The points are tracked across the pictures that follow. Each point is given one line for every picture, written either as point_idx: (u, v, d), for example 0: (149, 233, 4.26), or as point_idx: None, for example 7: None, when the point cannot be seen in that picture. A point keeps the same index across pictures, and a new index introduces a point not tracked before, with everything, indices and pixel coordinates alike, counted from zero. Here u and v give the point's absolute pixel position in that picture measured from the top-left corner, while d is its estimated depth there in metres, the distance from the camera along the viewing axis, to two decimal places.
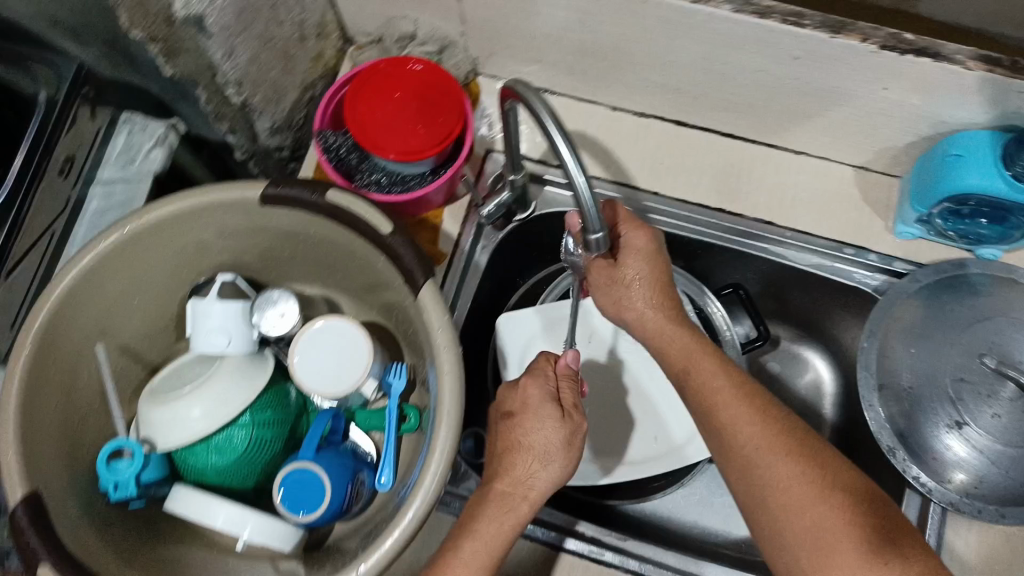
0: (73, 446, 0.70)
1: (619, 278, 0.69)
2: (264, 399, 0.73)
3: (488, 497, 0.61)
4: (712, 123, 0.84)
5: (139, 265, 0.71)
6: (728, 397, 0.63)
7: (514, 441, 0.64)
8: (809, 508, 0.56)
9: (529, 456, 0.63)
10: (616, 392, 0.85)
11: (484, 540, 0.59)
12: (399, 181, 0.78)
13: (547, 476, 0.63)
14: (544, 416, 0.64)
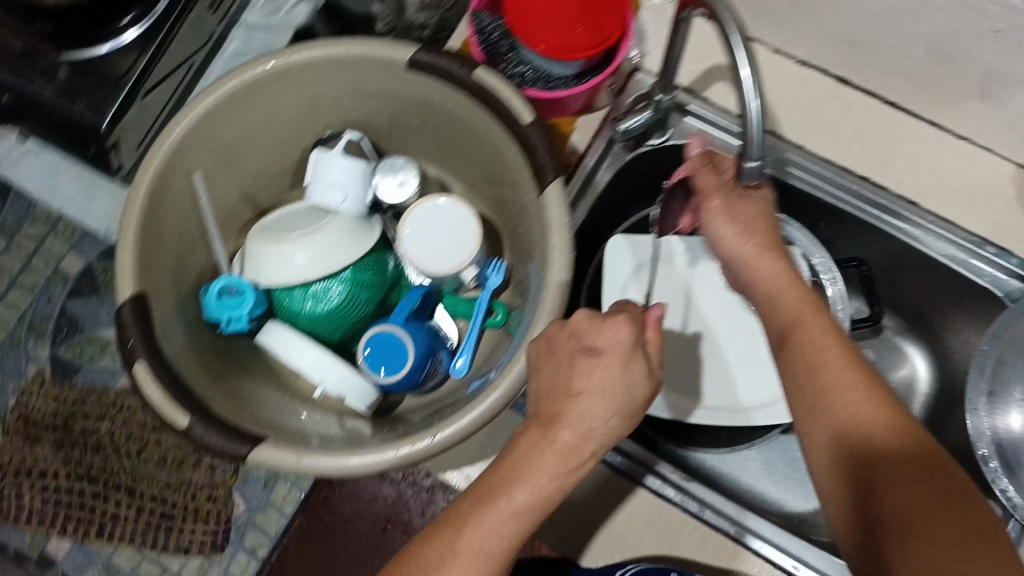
0: (181, 267, 0.72)
1: (728, 213, 0.63)
2: (366, 261, 0.74)
3: (547, 445, 0.55)
4: (875, 86, 0.79)
5: (272, 105, 0.70)
6: (833, 359, 0.54)
7: (580, 387, 0.57)
8: (902, 488, 0.48)
9: (595, 408, 0.56)
10: (708, 336, 0.82)
11: (534, 489, 0.53)
12: (543, 78, 0.75)
13: (612, 431, 0.56)
14: (627, 369, 0.57)
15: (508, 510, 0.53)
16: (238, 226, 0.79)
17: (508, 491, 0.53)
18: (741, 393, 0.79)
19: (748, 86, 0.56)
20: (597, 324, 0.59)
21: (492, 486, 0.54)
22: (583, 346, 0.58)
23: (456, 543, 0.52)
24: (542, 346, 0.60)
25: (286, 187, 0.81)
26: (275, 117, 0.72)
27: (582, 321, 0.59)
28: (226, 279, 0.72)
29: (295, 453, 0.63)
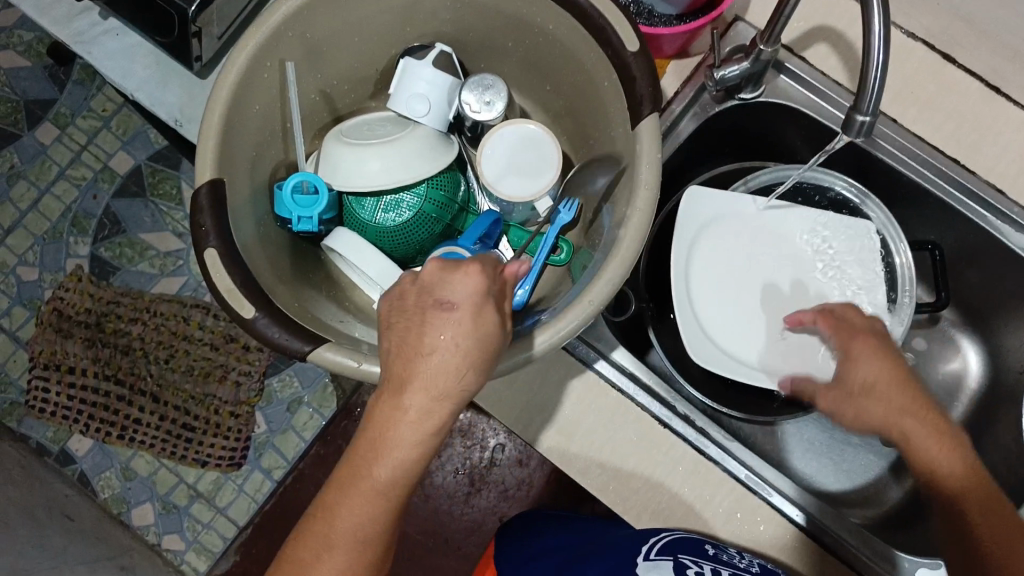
0: (258, 159, 0.71)
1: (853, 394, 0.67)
2: (439, 179, 0.73)
3: (399, 412, 0.49)
4: (982, 67, 0.76)
5: (370, 3, 0.69)
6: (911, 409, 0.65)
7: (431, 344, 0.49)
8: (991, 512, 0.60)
9: (446, 367, 0.49)
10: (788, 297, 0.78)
11: (399, 462, 0.49)
12: (645, 14, 0.74)
13: (470, 386, 0.50)
14: (481, 321, 0.50)
15: (371, 489, 0.50)
16: (314, 129, 0.78)
17: (369, 469, 0.50)
18: (823, 357, 0.75)
19: (876, 34, 0.54)
20: (438, 273, 0.51)
21: (352, 471, 0.51)
22: (429, 301, 0.50)
23: (330, 534, 0.51)
24: (395, 300, 0.52)
25: (365, 95, 0.80)
26: (371, 18, 0.71)
27: (436, 275, 0.51)
28: (302, 175, 0.69)
29: (356, 359, 0.60)
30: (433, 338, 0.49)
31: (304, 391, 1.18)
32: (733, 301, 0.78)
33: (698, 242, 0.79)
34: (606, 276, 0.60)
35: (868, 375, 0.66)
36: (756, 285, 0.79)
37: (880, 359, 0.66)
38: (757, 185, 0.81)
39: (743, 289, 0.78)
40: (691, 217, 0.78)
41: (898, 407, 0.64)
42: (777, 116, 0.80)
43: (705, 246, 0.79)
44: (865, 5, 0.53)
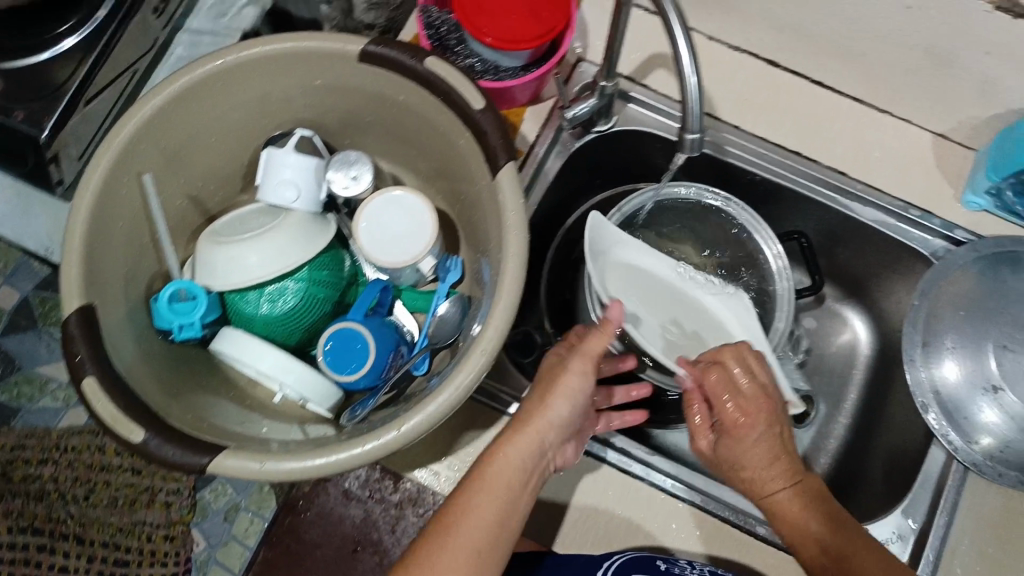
0: (132, 276, 0.70)
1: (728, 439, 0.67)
2: (321, 259, 0.74)
3: (507, 455, 0.61)
4: (805, 67, 0.82)
5: (221, 104, 0.70)
6: (773, 463, 0.66)
7: (555, 418, 0.64)
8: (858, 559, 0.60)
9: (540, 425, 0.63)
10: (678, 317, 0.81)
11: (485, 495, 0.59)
12: (491, 70, 0.78)
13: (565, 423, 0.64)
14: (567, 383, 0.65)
15: (462, 549, 0.56)
16: (188, 233, 0.77)
17: (471, 510, 0.58)
18: None
19: (686, 58, 0.58)
20: (571, 372, 0.65)
21: (450, 517, 0.58)
22: (547, 385, 0.65)
23: None
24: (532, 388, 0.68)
25: (236, 190, 0.80)
26: (227, 117, 0.72)
27: (571, 373, 0.65)
28: (178, 284, 0.69)
29: (258, 459, 0.61)
30: (550, 408, 0.64)
31: (239, 496, 1.13)
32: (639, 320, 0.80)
33: (608, 260, 0.79)
34: (489, 330, 0.63)
35: (756, 445, 0.66)
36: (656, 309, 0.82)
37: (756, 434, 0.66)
38: (630, 209, 0.84)
39: (647, 311, 0.81)
40: (596, 242, 0.77)
41: (779, 478, 0.66)
42: (634, 142, 0.84)
43: (612, 267, 0.80)
44: (671, 35, 0.57)
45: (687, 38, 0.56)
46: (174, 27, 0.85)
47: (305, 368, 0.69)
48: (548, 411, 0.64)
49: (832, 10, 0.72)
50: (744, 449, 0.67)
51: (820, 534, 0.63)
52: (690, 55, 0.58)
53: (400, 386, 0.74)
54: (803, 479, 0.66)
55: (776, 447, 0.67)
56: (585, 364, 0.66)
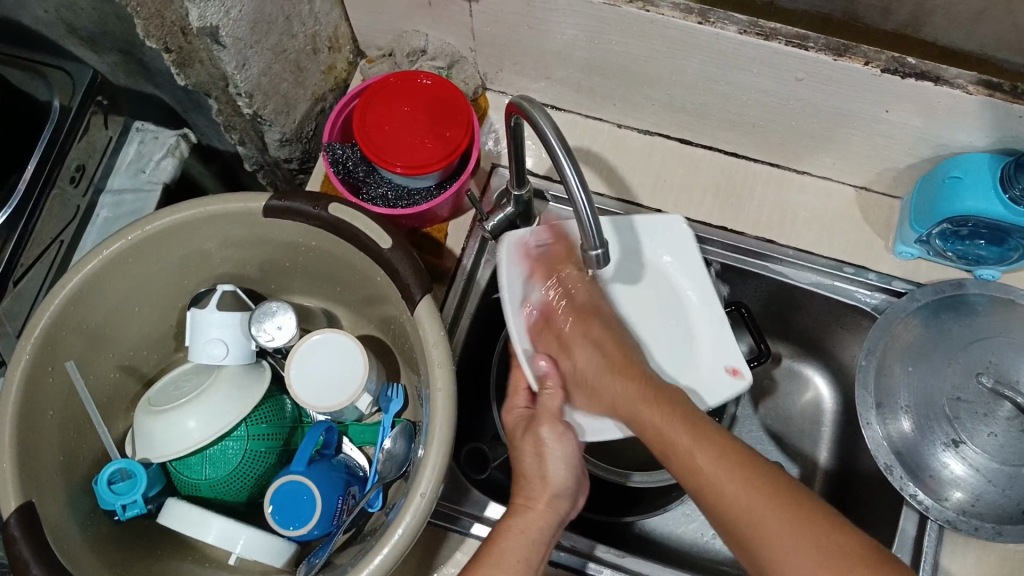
0: (71, 458, 0.69)
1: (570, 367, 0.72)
2: (262, 412, 0.74)
3: (515, 531, 0.62)
4: (714, 142, 0.83)
5: (140, 273, 0.71)
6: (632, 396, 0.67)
7: (557, 489, 0.65)
8: (727, 479, 0.58)
9: (542, 482, 0.65)
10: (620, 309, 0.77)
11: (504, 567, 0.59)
12: (405, 195, 0.78)
13: (569, 483, 0.66)
14: (555, 447, 0.66)
15: None
16: (125, 401, 0.78)
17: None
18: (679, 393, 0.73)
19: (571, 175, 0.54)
20: (551, 442, 0.67)
21: None
22: (537, 464, 0.66)
23: None
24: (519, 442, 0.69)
25: (169, 350, 0.81)
26: (146, 285, 0.73)
27: (551, 442, 0.67)
28: (118, 463, 0.70)
29: None
30: (550, 476, 0.65)
31: None
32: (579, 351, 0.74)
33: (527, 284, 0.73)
34: (428, 465, 0.60)
35: (587, 360, 0.72)
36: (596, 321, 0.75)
37: (610, 357, 0.71)
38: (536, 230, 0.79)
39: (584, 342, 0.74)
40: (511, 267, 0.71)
41: (624, 391, 0.68)
42: None
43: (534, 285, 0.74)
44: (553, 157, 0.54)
45: (570, 159, 0.52)
46: (96, 190, 0.90)
47: (251, 531, 0.68)
48: (551, 484, 0.65)
49: (731, 88, 0.72)
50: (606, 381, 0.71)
51: (647, 412, 0.65)
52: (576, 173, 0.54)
53: (359, 523, 0.73)
54: (659, 392, 0.66)
55: (608, 361, 0.71)
56: (556, 424, 0.67)
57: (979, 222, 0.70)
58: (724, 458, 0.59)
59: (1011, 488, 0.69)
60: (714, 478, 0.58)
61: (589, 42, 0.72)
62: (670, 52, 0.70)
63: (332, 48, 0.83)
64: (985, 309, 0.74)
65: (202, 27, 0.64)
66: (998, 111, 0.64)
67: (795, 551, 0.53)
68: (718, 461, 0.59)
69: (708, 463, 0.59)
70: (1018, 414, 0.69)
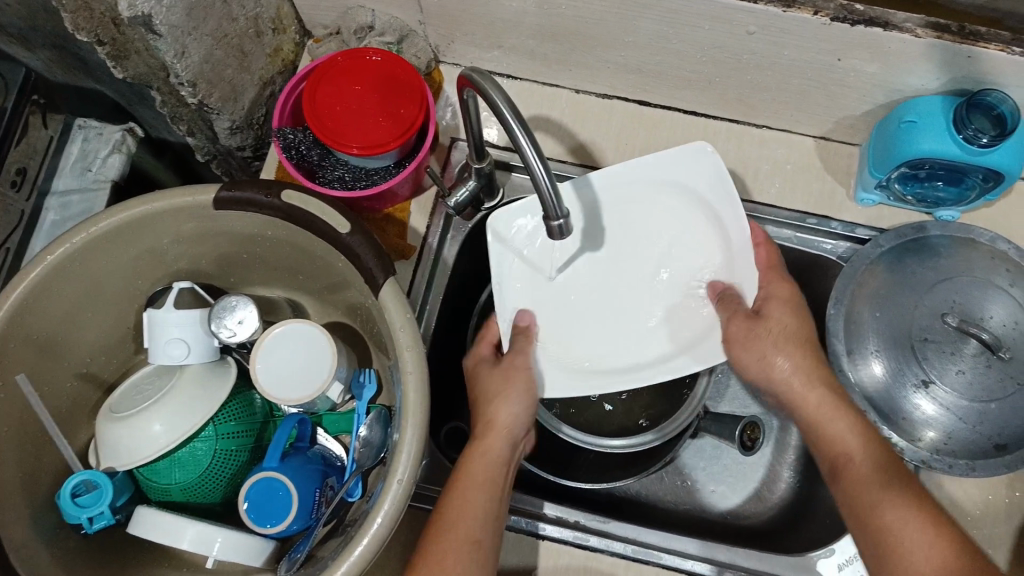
0: (33, 473, 0.67)
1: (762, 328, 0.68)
2: (231, 410, 0.72)
3: (481, 454, 0.66)
4: (673, 101, 0.83)
5: (92, 276, 0.68)
6: (802, 380, 0.68)
7: (516, 413, 0.68)
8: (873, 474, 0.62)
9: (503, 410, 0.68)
10: (634, 268, 0.76)
11: (477, 480, 0.64)
12: (363, 177, 0.75)
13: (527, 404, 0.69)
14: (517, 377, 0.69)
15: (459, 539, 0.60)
16: (88, 410, 0.75)
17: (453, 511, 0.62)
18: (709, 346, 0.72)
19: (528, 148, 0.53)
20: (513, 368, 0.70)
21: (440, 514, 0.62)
22: (498, 386, 0.69)
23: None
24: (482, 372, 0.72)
25: (130, 353, 0.78)
26: (97, 288, 0.70)
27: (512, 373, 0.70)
28: (82, 475, 0.67)
29: None
30: (508, 401, 0.68)
31: None
32: (583, 314, 0.75)
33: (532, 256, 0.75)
34: (405, 448, 0.59)
35: (769, 347, 0.69)
36: (606, 269, 0.76)
37: (781, 342, 0.69)
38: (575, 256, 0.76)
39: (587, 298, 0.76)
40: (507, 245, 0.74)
41: (794, 371, 0.68)
42: None
43: (544, 257, 0.75)
44: (506, 127, 0.53)
45: (524, 127, 0.51)
46: (40, 193, 0.86)
47: (227, 530, 0.67)
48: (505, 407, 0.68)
49: (684, 46, 0.72)
50: (757, 347, 0.69)
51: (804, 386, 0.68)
52: (532, 142, 0.53)
53: (338, 515, 0.72)
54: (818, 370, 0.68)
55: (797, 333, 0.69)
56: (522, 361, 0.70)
57: (935, 165, 0.71)
58: (838, 408, 0.66)
59: (981, 424, 0.70)
60: (828, 420, 0.66)
61: (539, 8, 0.71)
62: (621, 13, 0.68)
63: (275, 30, 0.79)
64: (946, 249, 0.75)
65: (133, 15, 0.61)
66: (947, 53, 0.64)
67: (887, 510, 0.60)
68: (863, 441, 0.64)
69: (826, 415, 0.66)
70: (984, 350, 0.69)
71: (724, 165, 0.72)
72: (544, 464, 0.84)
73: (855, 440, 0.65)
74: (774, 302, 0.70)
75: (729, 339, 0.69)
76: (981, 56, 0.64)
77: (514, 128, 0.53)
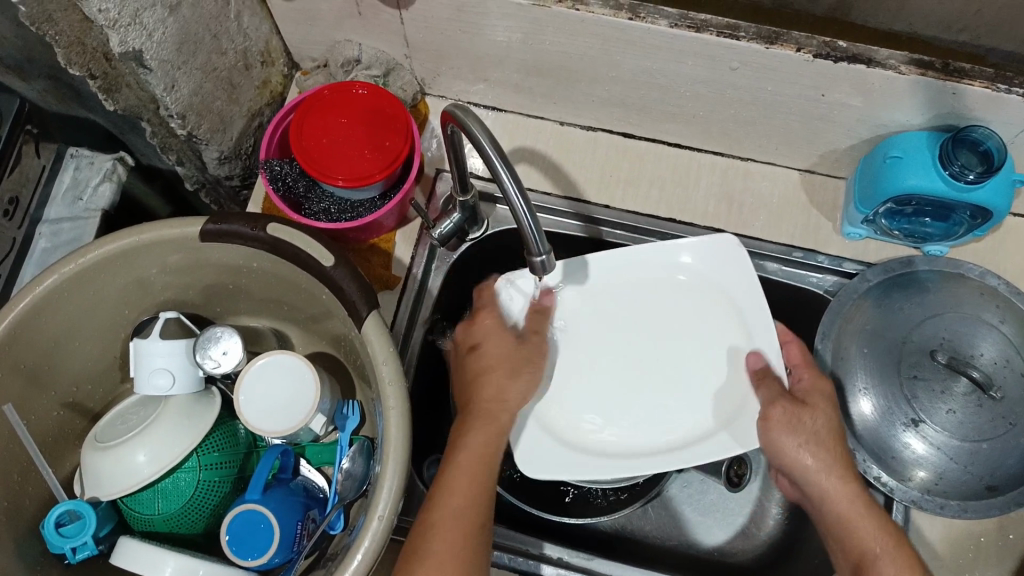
0: (15, 503, 0.67)
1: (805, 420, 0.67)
2: (214, 440, 0.72)
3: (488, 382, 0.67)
4: (657, 134, 0.83)
5: (78, 307, 0.69)
6: (833, 485, 0.66)
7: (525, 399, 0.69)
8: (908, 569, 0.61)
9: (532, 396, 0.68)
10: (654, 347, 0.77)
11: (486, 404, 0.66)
12: (348, 209, 0.76)
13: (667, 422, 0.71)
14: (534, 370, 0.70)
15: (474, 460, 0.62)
16: (72, 440, 0.76)
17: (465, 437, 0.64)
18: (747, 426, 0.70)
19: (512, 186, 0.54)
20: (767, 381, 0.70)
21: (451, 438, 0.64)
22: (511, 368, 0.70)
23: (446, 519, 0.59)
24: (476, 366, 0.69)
25: (115, 382, 0.79)
26: (84, 318, 0.70)
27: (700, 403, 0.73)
28: (66, 505, 0.67)
29: None
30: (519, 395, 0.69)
31: None
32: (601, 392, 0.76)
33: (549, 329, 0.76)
34: (385, 483, 0.59)
35: (801, 445, 0.67)
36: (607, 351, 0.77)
37: (821, 437, 0.67)
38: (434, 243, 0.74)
39: (618, 365, 0.76)
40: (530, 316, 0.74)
41: (826, 461, 0.66)
42: (508, 241, 0.83)
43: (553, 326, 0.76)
44: (490, 167, 0.54)
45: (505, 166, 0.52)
46: (32, 220, 0.87)
47: (210, 563, 0.67)
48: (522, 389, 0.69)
49: (667, 81, 0.72)
50: (798, 436, 0.67)
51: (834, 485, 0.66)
52: (515, 181, 0.54)
53: (321, 545, 0.72)
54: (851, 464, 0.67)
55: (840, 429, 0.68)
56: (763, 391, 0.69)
57: (921, 201, 0.71)
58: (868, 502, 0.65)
59: (973, 464, 0.69)
60: (853, 516, 0.65)
61: (524, 43, 0.71)
62: (603, 48, 0.69)
63: (264, 62, 0.81)
64: (934, 284, 0.75)
65: (125, 51, 0.62)
66: (931, 90, 0.64)
67: None
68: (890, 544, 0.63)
69: (855, 508, 0.65)
70: (974, 389, 0.69)
71: (741, 247, 0.73)
72: (527, 497, 0.83)
73: (874, 542, 0.63)
74: (816, 394, 0.69)
75: (769, 421, 0.68)
76: (966, 93, 0.64)
77: (497, 166, 0.54)
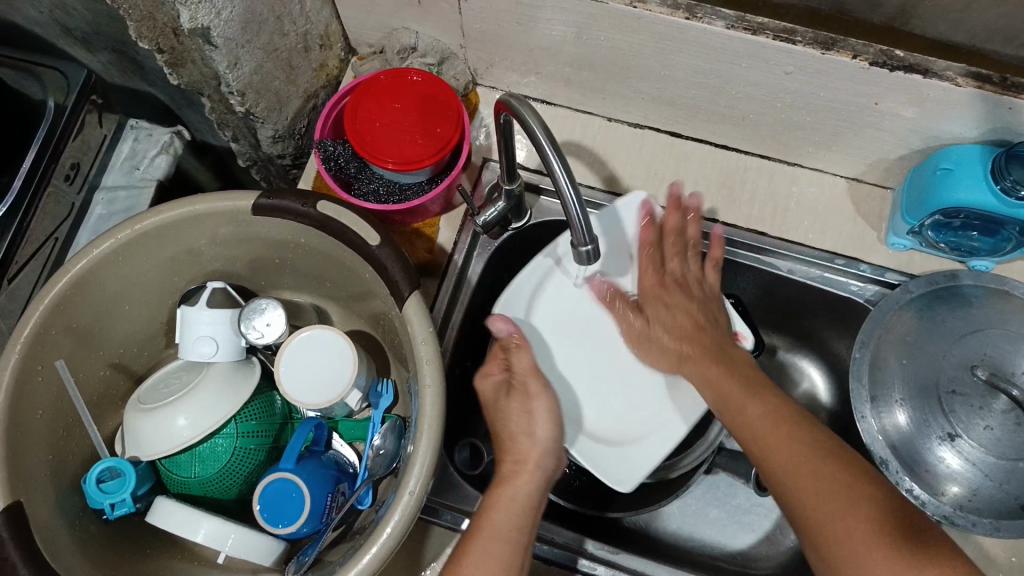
0: (62, 456, 0.69)
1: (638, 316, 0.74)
2: (251, 410, 0.74)
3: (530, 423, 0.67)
4: (705, 135, 0.83)
5: (132, 271, 0.71)
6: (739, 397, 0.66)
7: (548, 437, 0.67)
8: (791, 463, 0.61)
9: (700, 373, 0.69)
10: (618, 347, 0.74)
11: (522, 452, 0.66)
12: (396, 192, 0.77)
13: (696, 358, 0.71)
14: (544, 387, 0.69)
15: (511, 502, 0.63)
16: (117, 401, 0.78)
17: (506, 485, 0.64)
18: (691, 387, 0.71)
19: (562, 175, 0.54)
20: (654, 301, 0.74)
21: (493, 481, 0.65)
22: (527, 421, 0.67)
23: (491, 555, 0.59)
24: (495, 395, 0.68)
25: (160, 347, 0.81)
26: (137, 283, 0.72)
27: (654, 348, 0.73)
28: (106, 463, 0.70)
29: None
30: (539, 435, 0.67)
31: None
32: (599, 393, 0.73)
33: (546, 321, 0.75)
34: (417, 458, 0.60)
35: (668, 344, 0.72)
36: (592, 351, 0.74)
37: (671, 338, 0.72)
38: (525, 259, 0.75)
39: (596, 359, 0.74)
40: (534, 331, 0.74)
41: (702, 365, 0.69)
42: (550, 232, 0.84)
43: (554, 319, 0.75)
44: (541, 155, 0.54)
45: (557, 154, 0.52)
46: (90, 187, 0.90)
47: (240, 528, 0.68)
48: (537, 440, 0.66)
49: (719, 82, 0.72)
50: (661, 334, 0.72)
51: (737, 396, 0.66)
52: (566, 171, 0.55)
53: (349, 520, 0.73)
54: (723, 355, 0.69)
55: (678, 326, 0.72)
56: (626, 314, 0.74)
57: (969, 214, 0.70)
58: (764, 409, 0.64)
59: (1008, 482, 0.67)
60: (745, 413, 0.65)
61: (579, 39, 0.72)
62: (658, 46, 0.69)
63: (323, 45, 0.83)
64: (979, 300, 0.73)
65: (193, 27, 0.64)
66: (988, 103, 0.64)
67: (809, 498, 0.58)
68: (774, 427, 0.63)
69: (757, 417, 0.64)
70: (1013, 407, 0.68)
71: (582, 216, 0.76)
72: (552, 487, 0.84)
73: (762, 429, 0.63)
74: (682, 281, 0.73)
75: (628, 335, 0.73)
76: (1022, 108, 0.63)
77: (549, 155, 0.54)
